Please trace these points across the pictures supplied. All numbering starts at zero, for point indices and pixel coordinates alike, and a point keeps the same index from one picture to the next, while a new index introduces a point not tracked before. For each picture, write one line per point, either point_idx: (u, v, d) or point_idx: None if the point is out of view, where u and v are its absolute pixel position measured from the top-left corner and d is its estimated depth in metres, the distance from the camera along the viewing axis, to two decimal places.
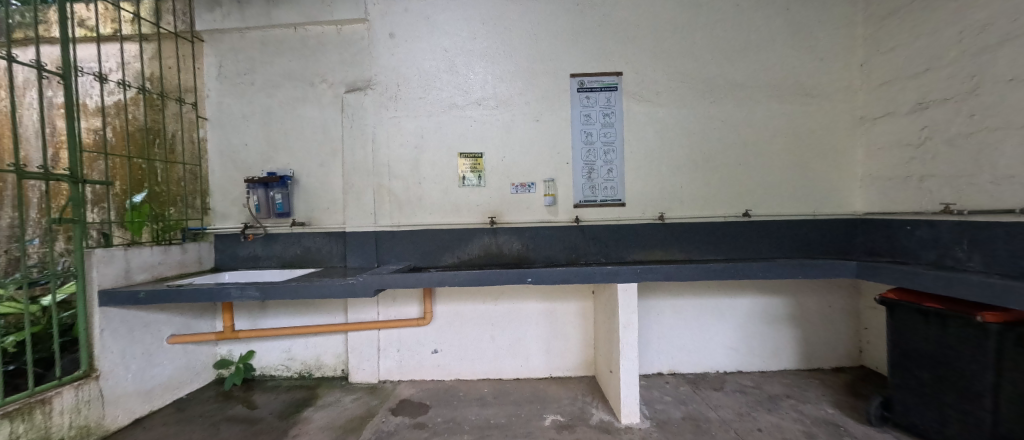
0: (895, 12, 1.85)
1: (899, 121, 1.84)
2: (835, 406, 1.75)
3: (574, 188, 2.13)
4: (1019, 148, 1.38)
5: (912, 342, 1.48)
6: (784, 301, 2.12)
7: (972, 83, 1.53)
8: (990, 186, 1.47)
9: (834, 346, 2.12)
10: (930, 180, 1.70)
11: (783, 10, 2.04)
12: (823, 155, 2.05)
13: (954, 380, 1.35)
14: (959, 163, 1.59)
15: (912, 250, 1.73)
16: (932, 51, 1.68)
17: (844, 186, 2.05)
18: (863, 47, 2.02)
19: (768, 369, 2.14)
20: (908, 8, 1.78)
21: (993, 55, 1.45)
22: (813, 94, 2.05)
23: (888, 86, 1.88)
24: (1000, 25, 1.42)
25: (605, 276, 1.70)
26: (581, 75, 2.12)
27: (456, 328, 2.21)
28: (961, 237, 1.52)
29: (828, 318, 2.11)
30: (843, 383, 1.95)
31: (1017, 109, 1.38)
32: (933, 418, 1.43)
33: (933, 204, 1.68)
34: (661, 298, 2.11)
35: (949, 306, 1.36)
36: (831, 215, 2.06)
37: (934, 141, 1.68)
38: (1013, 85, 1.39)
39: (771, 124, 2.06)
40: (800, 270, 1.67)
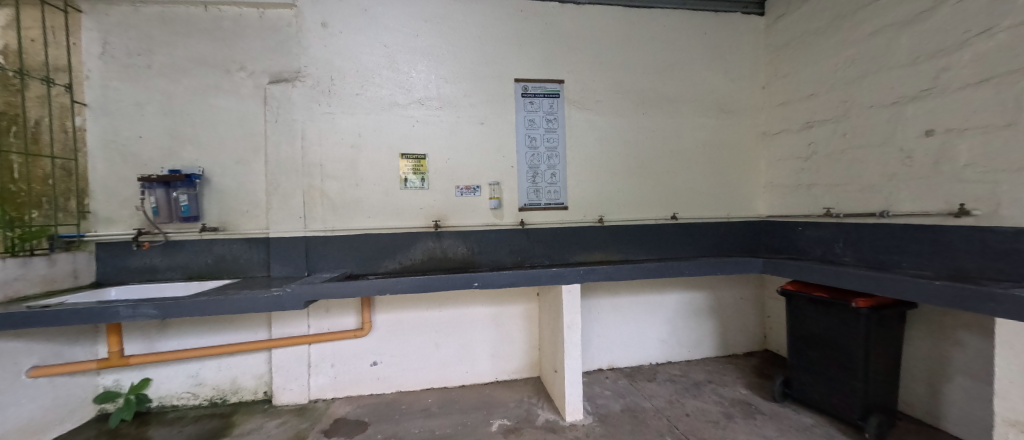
0: (788, 43, 2.16)
1: (791, 137, 2.14)
2: (747, 387, 1.98)
3: (519, 192, 2.16)
4: (877, 163, 1.71)
5: (804, 326, 1.73)
6: (705, 295, 2.34)
7: (844, 108, 1.85)
8: (857, 194, 1.79)
9: (745, 333, 2.40)
10: (814, 188, 2.01)
11: (703, 33, 2.27)
12: (735, 164, 2.32)
13: (836, 357, 1.60)
14: (835, 174, 1.90)
15: (802, 247, 2.02)
16: (816, 79, 1.99)
17: (751, 192, 2.34)
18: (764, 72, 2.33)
19: (693, 358, 2.34)
20: (797, 41, 2.10)
21: (859, 85, 1.78)
22: (727, 110, 2.30)
23: (784, 106, 2.19)
24: (865, 61, 1.75)
25: (550, 278, 1.75)
26: (525, 80, 2.15)
27: (398, 338, 2.10)
28: (839, 236, 1.83)
29: (740, 309, 2.38)
30: (753, 366, 2.21)
31: (879, 130, 1.69)
32: (820, 390, 1.68)
33: (816, 207, 1.99)
34: (602, 297, 2.21)
35: (832, 294, 1.61)
36: (741, 217, 2.33)
37: (818, 155, 1.99)
38: (876, 111, 1.70)
39: (693, 135, 2.28)
40: (720, 267, 1.85)
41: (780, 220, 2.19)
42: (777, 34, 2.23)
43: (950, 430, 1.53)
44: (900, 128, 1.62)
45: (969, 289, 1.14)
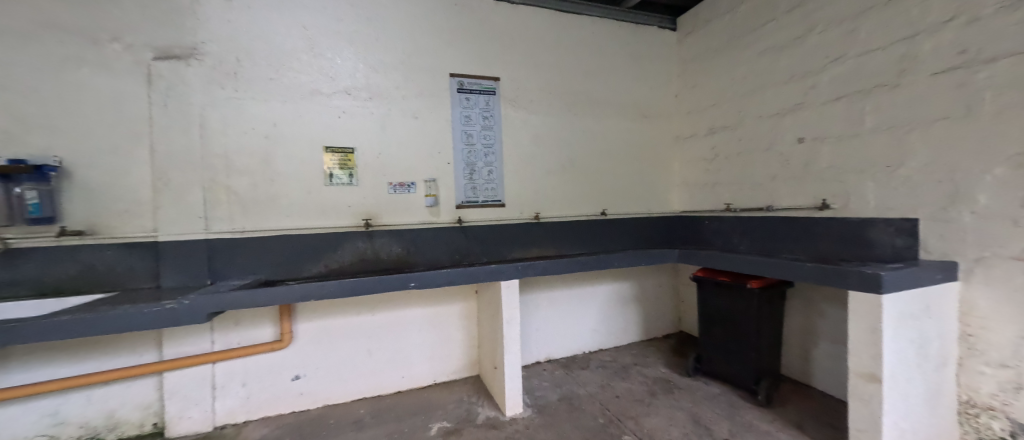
0: (695, 57, 2.44)
1: (698, 141, 2.42)
2: (666, 366, 2.19)
3: (456, 189, 2.13)
4: (764, 164, 2.02)
5: (711, 307, 1.97)
6: (631, 285, 2.53)
7: (739, 116, 2.15)
8: (751, 191, 2.09)
9: (664, 318, 2.66)
10: (717, 187, 2.29)
11: (626, 42, 2.45)
12: (654, 164, 2.55)
13: (736, 332, 1.85)
14: (733, 174, 2.20)
15: (708, 238, 2.29)
16: (717, 90, 2.28)
17: (667, 190, 2.59)
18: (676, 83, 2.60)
19: (621, 343, 2.52)
20: (702, 56, 2.38)
21: (751, 97, 2.08)
22: (647, 115, 2.52)
23: (692, 114, 2.46)
24: (755, 78, 2.05)
25: (489, 275, 1.74)
26: (460, 76, 2.12)
27: (324, 348, 1.93)
28: (736, 230, 2.11)
29: (659, 296, 2.63)
30: (671, 347, 2.45)
31: (766, 137, 2.01)
32: (724, 362, 1.92)
33: (718, 203, 2.29)
34: (538, 292, 2.27)
35: (732, 278, 1.86)
36: (660, 212, 2.56)
37: (720, 157, 2.27)
38: (763, 120, 2.01)
39: (619, 137, 2.45)
40: (643, 258, 2.02)
41: (690, 215, 2.46)
42: (686, 49, 2.50)
43: (817, 386, 1.85)
44: (780, 135, 1.94)
45: (833, 268, 1.41)
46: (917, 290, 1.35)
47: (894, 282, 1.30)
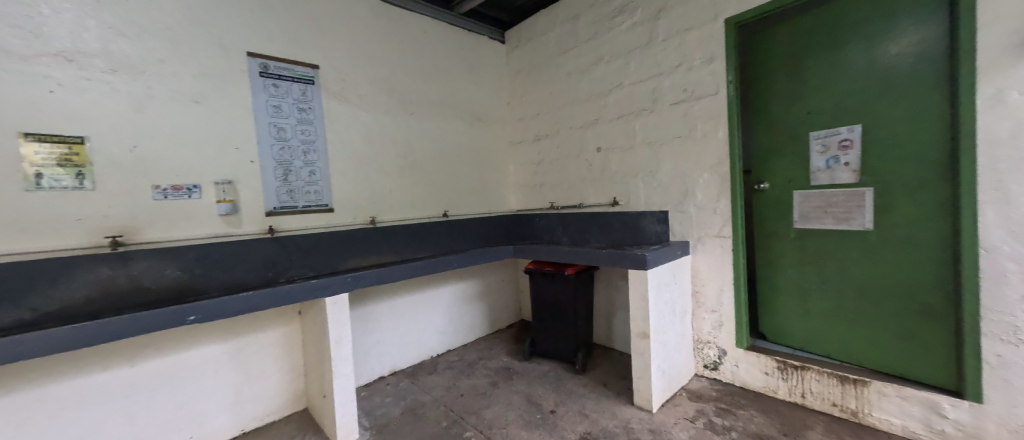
0: (520, 70, 2.70)
1: (527, 146, 2.70)
2: (507, 354, 2.36)
3: (265, 193, 1.77)
4: (574, 168, 2.40)
5: (541, 295, 2.21)
6: (475, 282, 2.64)
7: (556, 126, 2.47)
8: (566, 191, 2.45)
9: (508, 309, 2.87)
10: (543, 187, 2.60)
11: (459, 47, 2.52)
12: (492, 167, 2.71)
13: (558, 313, 2.15)
14: (554, 176, 2.52)
15: (539, 232, 2.52)
16: (538, 102, 2.57)
17: (504, 190, 2.80)
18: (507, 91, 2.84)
19: (469, 340, 2.60)
20: (526, 70, 2.65)
21: (563, 111, 2.42)
22: (483, 119, 2.66)
23: (521, 121, 2.72)
24: (564, 95, 2.41)
25: (310, 292, 1.49)
26: (262, 56, 1.76)
27: (32, 437, 1.26)
28: (558, 225, 2.42)
29: (502, 289, 2.83)
30: (512, 335, 2.68)
31: (574, 145, 2.38)
32: (550, 341, 2.20)
33: (545, 202, 2.61)
34: (378, 302, 2.11)
35: (552, 267, 2.14)
36: (499, 211, 2.75)
37: (544, 161, 2.57)
38: (572, 131, 2.38)
39: (457, 139, 2.51)
40: (482, 256, 2.11)
41: (523, 212, 2.70)
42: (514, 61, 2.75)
43: (616, 347, 2.31)
44: (584, 145, 2.33)
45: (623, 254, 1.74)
46: (666, 264, 1.82)
47: (653, 260, 1.72)
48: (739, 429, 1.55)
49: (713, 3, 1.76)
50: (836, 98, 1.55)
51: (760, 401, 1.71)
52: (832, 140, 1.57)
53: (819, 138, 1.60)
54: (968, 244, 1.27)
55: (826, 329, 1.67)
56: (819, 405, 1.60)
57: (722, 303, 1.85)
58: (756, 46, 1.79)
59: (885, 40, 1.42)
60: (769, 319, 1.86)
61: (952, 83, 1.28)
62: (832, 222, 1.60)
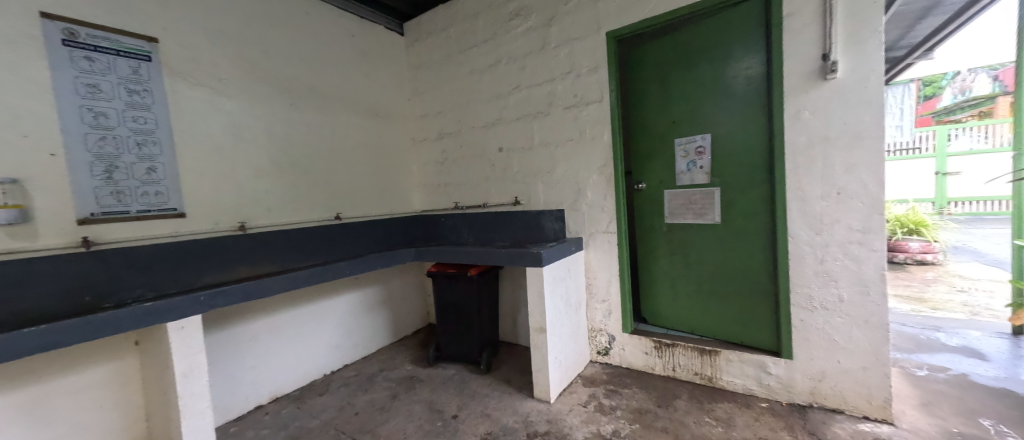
0: (420, 65, 2.61)
1: (430, 145, 2.62)
2: (411, 362, 2.26)
3: (75, 196, 1.32)
4: (477, 169, 2.40)
5: (445, 297, 2.16)
6: (376, 289, 2.48)
7: (458, 126, 2.44)
8: (468, 191, 2.44)
9: (414, 314, 2.77)
10: (447, 187, 2.56)
11: (349, 34, 2.31)
12: (392, 166, 2.57)
13: (462, 315, 2.12)
14: (457, 176, 2.50)
15: (444, 233, 2.50)
16: (439, 99, 2.52)
17: (407, 191, 2.68)
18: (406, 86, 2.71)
19: (369, 351, 2.43)
20: (426, 65, 2.57)
21: (465, 110, 2.39)
22: (380, 115, 2.50)
23: (422, 119, 2.63)
24: (464, 93, 2.39)
25: (144, 318, 1.15)
26: (65, 19, 1.31)
27: None
28: (463, 225, 2.43)
29: (407, 294, 2.71)
30: (417, 341, 2.58)
31: (475, 145, 2.38)
32: (455, 344, 2.17)
33: (449, 202, 2.55)
34: (251, 320, 1.82)
35: (455, 268, 2.10)
36: (401, 212, 2.62)
37: (448, 161, 2.52)
38: (474, 130, 2.37)
39: (350, 135, 2.31)
40: (380, 261, 1.96)
41: (428, 213, 2.64)
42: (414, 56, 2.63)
43: (519, 342, 2.37)
44: (485, 145, 2.35)
45: (524, 251, 1.75)
46: (562, 259, 1.91)
47: (549, 256, 1.78)
48: (624, 406, 1.70)
49: (596, 16, 1.91)
50: (693, 109, 1.79)
51: (641, 379, 1.91)
52: (690, 147, 1.81)
53: (682, 145, 1.84)
54: (781, 232, 1.58)
55: (691, 310, 1.92)
56: (685, 376, 1.86)
57: (610, 293, 2.02)
58: (633, 57, 1.97)
59: (726, 61, 1.68)
60: (649, 306, 2.09)
61: (768, 101, 1.58)
62: (691, 217, 1.84)
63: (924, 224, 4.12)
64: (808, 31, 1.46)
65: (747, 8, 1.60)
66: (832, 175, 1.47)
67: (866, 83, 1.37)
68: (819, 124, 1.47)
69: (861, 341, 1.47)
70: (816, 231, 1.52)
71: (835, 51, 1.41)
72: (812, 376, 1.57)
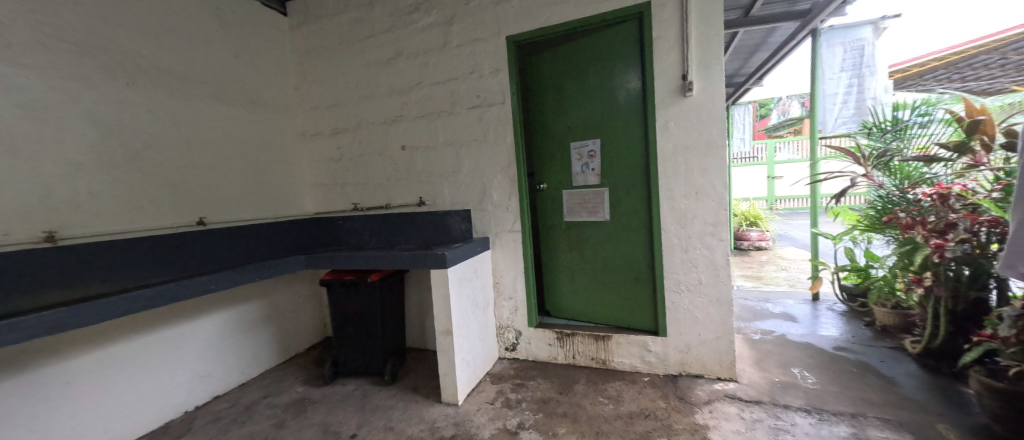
0: (310, 51, 2.38)
1: (323, 140, 2.42)
2: (303, 383, 2.02)
3: None
4: (379, 169, 2.28)
5: (343, 307, 1.98)
6: (257, 304, 2.16)
7: (356, 122, 2.30)
8: (370, 191, 2.30)
9: (307, 328, 2.50)
10: (346, 187, 2.38)
11: (214, 7, 1.97)
12: (277, 163, 2.29)
13: (363, 325, 1.97)
14: (356, 175, 2.34)
15: (343, 237, 2.33)
16: (333, 92, 2.34)
17: (297, 191, 2.40)
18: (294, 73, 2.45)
19: (249, 377, 2.10)
20: (317, 52, 2.36)
21: (364, 104, 2.27)
22: (259, 104, 2.20)
23: (314, 111, 2.42)
24: (361, 87, 2.26)
25: None
26: None
27: None
28: (365, 227, 2.28)
29: (298, 307, 2.42)
30: (312, 359, 2.33)
31: (375, 143, 2.27)
32: (356, 357, 2.01)
33: (347, 203, 2.37)
34: (67, 358, 1.41)
35: (355, 274, 1.93)
36: (289, 215, 2.34)
37: (345, 158, 2.36)
38: (375, 126, 2.26)
39: (218, 125, 1.98)
40: (258, 273, 1.69)
41: (323, 216, 2.41)
42: (302, 40, 2.39)
43: (427, 347, 2.31)
44: (386, 143, 2.25)
45: (428, 254, 1.66)
46: (469, 260, 1.89)
47: (455, 257, 1.74)
48: (529, 398, 1.76)
49: (496, 19, 1.95)
50: (584, 116, 1.95)
51: (546, 369, 2.02)
52: (583, 152, 1.96)
53: (577, 150, 1.97)
54: (657, 227, 1.81)
55: (588, 301, 2.08)
56: (583, 361, 2.01)
57: (516, 290, 2.08)
58: (532, 63, 2.07)
59: (610, 74, 1.86)
60: (552, 299, 2.21)
61: (644, 112, 1.80)
62: (586, 215, 2.00)
63: (760, 217, 5.11)
64: (671, 53, 1.70)
65: (626, 28, 1.80)
66: (692, 177, 1.73)
67: (713, 101, 1.65)
68: (681, 134, 1.72)
69: (715, 316, 1.76)
70: (682, 225, 1.78)
71: (691, 72, 1.66)
72: (681, 349, 1.84)
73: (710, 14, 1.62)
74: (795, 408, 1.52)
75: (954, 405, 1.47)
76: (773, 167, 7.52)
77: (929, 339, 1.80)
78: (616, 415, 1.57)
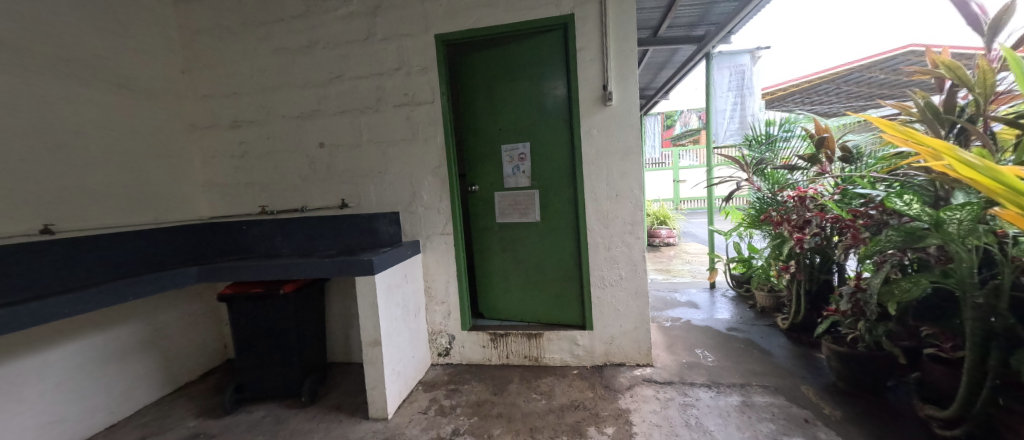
0: (202, 30, 2.07)
1: (220, 133, 2.12)
2: (197, 417, 1.73)
3: None
4: (293, 168, 2.07)
5: (250, 324, 1.74)
6: (132, 328, 1.79)
7: (263, 113, 2.07)
8: (282, 192, 2.08)
9: (201, 352, 2.15)
10: (251, 187, 2.11)
11: None
12: (159, 159, 1.94)
13: (275, 343, 1.75)
14: (264, 173, 2.10)
15: (246, 245, 2.01)
16: (234, 79, 2.07)
17: (185, 192, 2.06)
18: (181, 54, 2.10)
19: (120, 418, 1.73)
20: (212, 33, 2.07)
21: (273, 95, 2.05)
22: (132, 88, 1.83)
23: (208, 99, 2.11)
24: (269, 75, 2.04)
25: None
26: None
27: None
28: (274, 232, 2.00)
29: (188, 329, 2.07)
30: (208, 386, 2.01)
31: (288, 138, 2.06)
32: (266, 379, 1.78)
33: (254, 206, 2.12)
34: None
35: (264, 287, 1.72)
36: (176, 220, 1.98)
37: (249, 155, 2.10)
38: (287, 120, 2.04)
39: (76, 110, 1.59)
40: (135, 290, 1.46)
41: (222, 220, 2.10)
42: (190, 17, 2.08)
43: (351, 361, 2.15)
44: (301, 139, 2.05)
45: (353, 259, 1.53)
46: (398, 265, 1.80)
47: (383, 262, 1.63)
48: (463, 403, 1.74)
49: (424, 16, 1.89)
50: (515, 119, 1.99)
51: (479, 371, 2.01)
52: (514, 154, 2.00)
53: (508, 151, 2.00)
54: (583, 227, 1.91)
55: (521, 301, 2.13)
56: (517, 360, 2.05)
57: (449, 294, 2.04)
58: (462, 64, 2.05)
59: (539, 80, 1.92)
60: (485, 301, 2.21)
61: (570, 118, 1.89)
62: (518, 217, 2.04)
63: (668, 216, 5.69)
64: (593, 64, 1.81)
65: (553, 37, 1.88)
66: (613, 180, 1.87)
67: (629, 111, 1.80)
68: (603, 140, 1.85)
69: (633, 308, 1.93)
70: (605, 225, 1.90)
71: (611, 83, 1.80)
72: (605, 341, 1.97)
73: (625, 32, 1.77)
74: (698, 384, 1.73)
75: (812, 369, 1.80)
76: (678, 172, 8.54)
77: (794, 315, 2.18)
78: (548, 409, 1.62)
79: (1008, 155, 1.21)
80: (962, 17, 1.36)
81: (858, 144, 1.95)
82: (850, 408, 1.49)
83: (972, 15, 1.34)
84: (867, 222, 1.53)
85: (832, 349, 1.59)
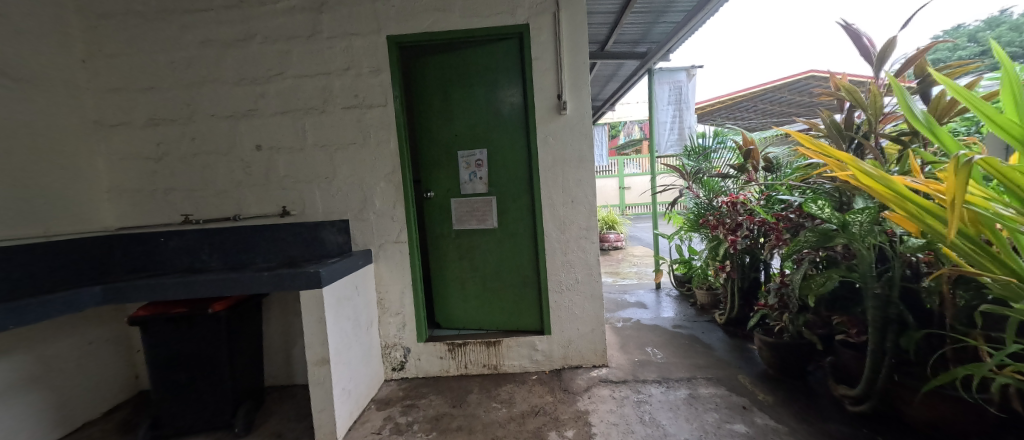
0: (109, 15, 1.81)
1: (133, 132, 1.86)
2: None
3: None
4: (224, 172, 1.87)
5: (171, 349, 1.52)
6: (12, 363, 1.48)
7: (187, 110, 1.85)
8: (211, 198, 1.87)
9: (104, 385, 1.84)
10: (172, 193, 1.87)
11: None
12: (52, 160, 1.65)
13: (203, 369, 1.55)
14: (188, 178, 1.87)
15: (166, 259, 1.79)
16: (151, 71, 1.84)
17: (86, 199, 1.77)
18: (82, 40, 1.82)
19: None
20: (123, 18, 1.81)
21: (199, 90, 1.84)
22: (17, 76, 1.55)
23: (118, 92, 1.84)
24: (195, 68, 1.83)
25: None
26: None
27: None
28: (203, 243, 1.81)
29: (88, 359, 1.76)
30: (115, 425, 1.72)
31: (219, 140, 1.85)
32: (191, 410, 1.57)
33: (175, 215, 1.87)
34: None
35: (188, 306, 1.52)
36: (76, 232, 1.69)
37: (169, 157, 1.86)
38: (217, 120, 1.84)
39: None
40: (15, 317, 1.22)
41: (135, 231, 1.84)
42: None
43: (293, 383, 1.96)
44: (235, 140, 1.86)
45: (297, 271, 1.42)
46: (349, 276, 1.69)
47: (331, 275, 1.51)
48: (421, 418, 1.66)
49: (376, 15, 1.82)
50: (471, 125, 1.97)
51: (438, 384, 1.94)
52: (471, 160, 1.97)
53: (465, 157, 1.98)
54: (540, 232, 1.94)
55: (478, 309, 2.10)
56: (476, 370, 2.01)
57: (404, 304, 1.96)
58: (416, 67, 1.99)
59: (495, 87, 1.93)
60: (442, 311, 2.15)
61: (527, 125, 1.92)
62: (476, 223, 2.01)
63: (616, 221, 5.98)
64: (549, 74, 1.86)
65: (508, 45, 1.90)
66: (568, 187, 1.91)
67: (582, 120, 1.87)
68: (559, 148, 1.89)
69: (589, 310, 1.98)
70: (561, 230, 1.94)
71: (565, 93, 1.85)
72: (563, 344, 2.00)
73: (578, 45, 1.84)
74: (650, 381, 1.81)
75: (747, 360, 1.97)
76: (624, 180, 9.05)
77: (730, 311, 2.38)
78: (509, 417, 1.61)
79: (893, 166, 1.42)
80: (856, 48, 1.60)
81: (778, 156, 2.18)
82: (779, 392, 1.65)
83: (864, 47, 1.58)
84: (787, 225, 1.71)
85: (763, 340, 1.75)
